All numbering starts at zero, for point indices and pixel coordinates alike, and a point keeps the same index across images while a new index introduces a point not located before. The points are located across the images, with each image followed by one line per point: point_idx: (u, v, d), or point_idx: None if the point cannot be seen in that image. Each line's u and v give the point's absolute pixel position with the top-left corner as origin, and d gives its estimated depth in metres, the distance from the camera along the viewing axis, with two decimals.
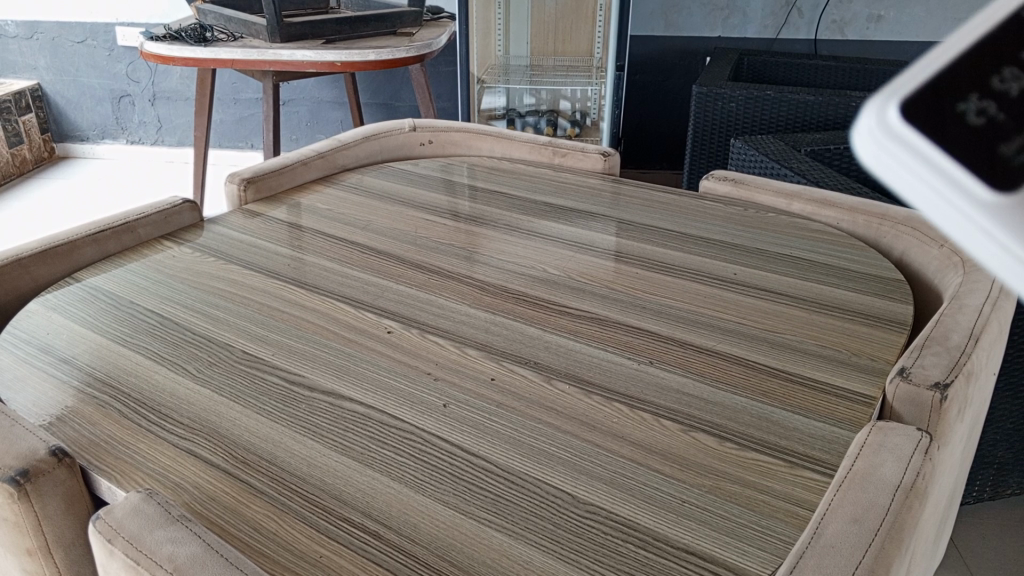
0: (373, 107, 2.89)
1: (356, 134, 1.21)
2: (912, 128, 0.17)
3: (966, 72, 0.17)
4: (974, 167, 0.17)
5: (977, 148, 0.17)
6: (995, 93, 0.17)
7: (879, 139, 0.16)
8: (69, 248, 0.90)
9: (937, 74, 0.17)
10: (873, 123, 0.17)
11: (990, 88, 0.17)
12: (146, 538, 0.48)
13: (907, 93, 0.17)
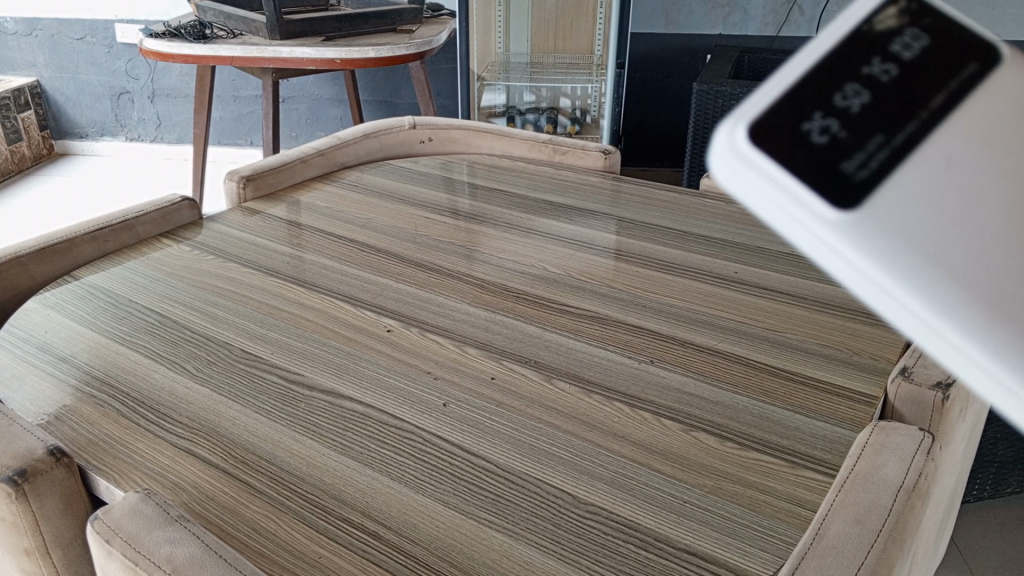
0: (373, 104, 2.88)
1: (355, 131, 1.20)
2: (764, 145, 0.17)
3: (820, 83, 0.18)
4: (823, 182, 0.17)
5: (830, 161, 0.17)
6: (848, 105, 0.18)
7: (732, 162, 0.17)
8: (68, 246, 0.89)
9: (790, 88, 0.18)
10: (724, 145, 0.17)
11: (842, 101, 0.18)
12: (144, 539, 0.48)
13: (757, 110, 0.17)
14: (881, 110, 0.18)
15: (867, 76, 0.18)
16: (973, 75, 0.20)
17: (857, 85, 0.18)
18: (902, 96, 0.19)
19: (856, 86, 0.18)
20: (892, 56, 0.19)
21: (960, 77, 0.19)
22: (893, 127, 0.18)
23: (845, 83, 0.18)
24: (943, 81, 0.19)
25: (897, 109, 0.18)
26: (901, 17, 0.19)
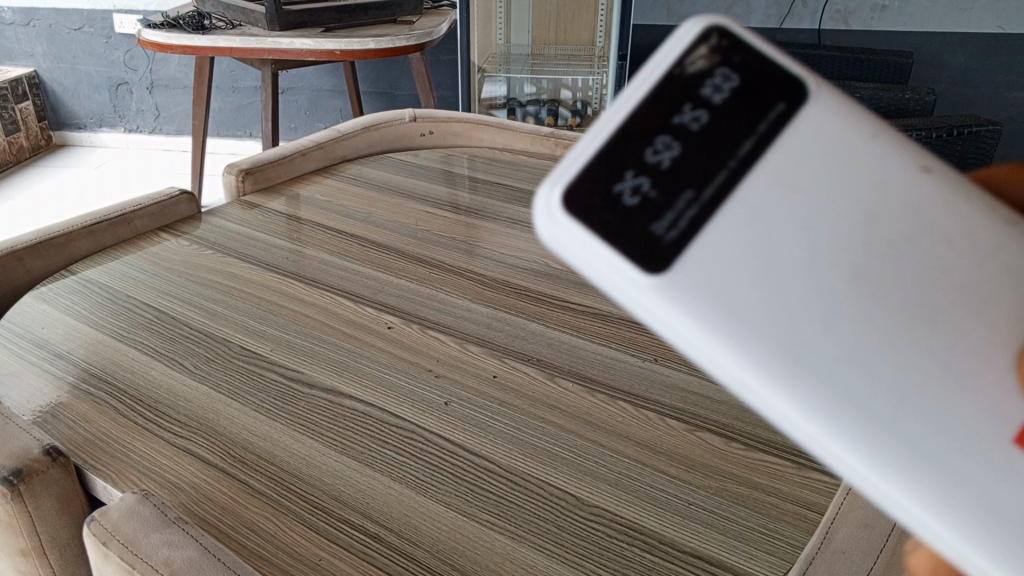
0: (373, 95, 2.87)
1: (355, 124, 1.19)
2: (575, 199, 0.26)
3: (633, 146, 0.27)
4: (628, 233, 0.26)
5: (635, 213, 0.27)
6: (658, 159, 0.27)
7: (548, 217, 0.26)
8: (65, 240, 0.88)
9: (600, 151, 0.26)
10: (545, 205, 0.26)
11: (653, 155, 0.27)
12: (141, 542, 0.47)
13: (569, 176, 0.26)
14: (683, 153, 0.27)
15: (677, 127, 0.27)
16: (774, 112, 0.28)
17: (665, 135, 0.27)
18: (704, 143, 0.27)
19: (668, 136, 0.27)
20: (698, 108, 0.27)
21: (762, 120, 0.28)
22: (692, 176, 0.27)
23: (658, 134, 0.27)
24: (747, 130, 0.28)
25: (697, 151, 0.27)
26: (709, 63, 0.28)
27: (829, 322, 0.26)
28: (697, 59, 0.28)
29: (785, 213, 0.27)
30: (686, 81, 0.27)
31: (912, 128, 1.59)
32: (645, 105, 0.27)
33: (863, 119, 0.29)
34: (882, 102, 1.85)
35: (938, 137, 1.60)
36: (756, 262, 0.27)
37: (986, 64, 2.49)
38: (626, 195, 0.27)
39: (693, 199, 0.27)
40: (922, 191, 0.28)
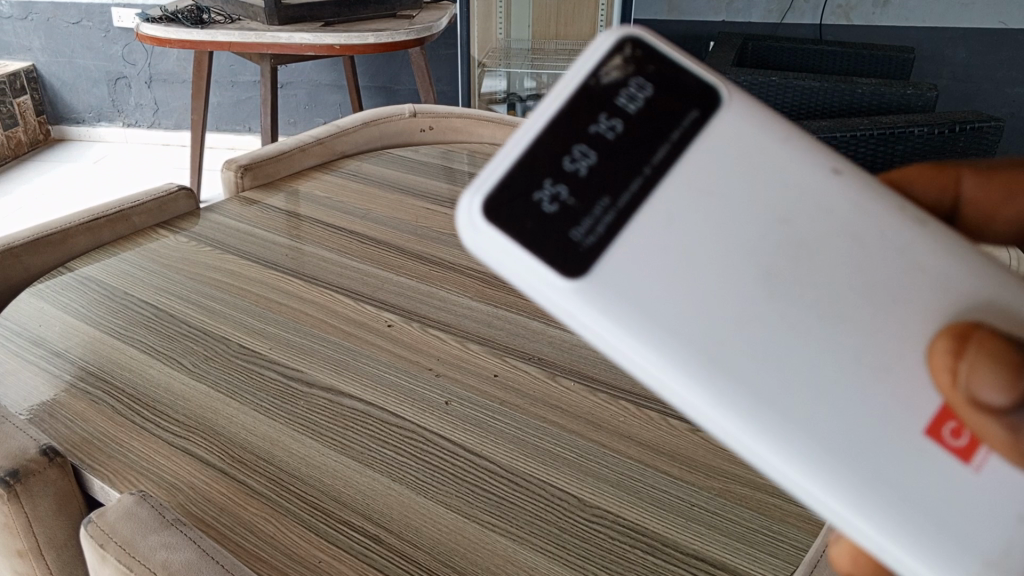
0: (372, 90, 2.86)
1: (354, 120, 1.18)
2: (496, 202, 0.32)
3: (551, 155, 0.33)
4: (542, 230, 0.32)
5: (549, 213, 0.33)
6: (575, 167, 0.33)
7: (470, 219, 0.32)
8: (62, 237, 0.88)
9: (519, 159, 0.33)
10: (468, 209, 0.32)
11: (571, 163, 0.33)
12: (139, 544, 0.47)
13: (490, 183, 0.32)
14: (598, 160, 0.33)
15: (590, 138, 0.33)
16: (688, 119, 0.35)
17: (582, 144, 0.33)
18: (613, 149, 0.34)
19: (584, 146, 0.33)
20: (610, 120, 0.34)
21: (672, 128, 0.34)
22: (602, 179, 0.33)
23: (575, 144, 0.33)
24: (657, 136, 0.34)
25: (611, 158, 0.33)
26: (621, 76, 0.34)
27: (718, 304, 0.32)
28: (610, 78, 0.34)
29: (683, 212, 0.33)
30: (599, 98, 0.34)
31: (914, 124, 1.59)
32: (560, 121, 0.33)
33: (752, 130, 0.35)
34: (883, 97, 1.84)
35: (939, 133, 1.58)
36: (659, 253, 0.32)
37: (987, 59, 2.49)
38: (544, 198, 0.33)
39: (605, 199, 0.33)
40: (801, 193, 0.34)
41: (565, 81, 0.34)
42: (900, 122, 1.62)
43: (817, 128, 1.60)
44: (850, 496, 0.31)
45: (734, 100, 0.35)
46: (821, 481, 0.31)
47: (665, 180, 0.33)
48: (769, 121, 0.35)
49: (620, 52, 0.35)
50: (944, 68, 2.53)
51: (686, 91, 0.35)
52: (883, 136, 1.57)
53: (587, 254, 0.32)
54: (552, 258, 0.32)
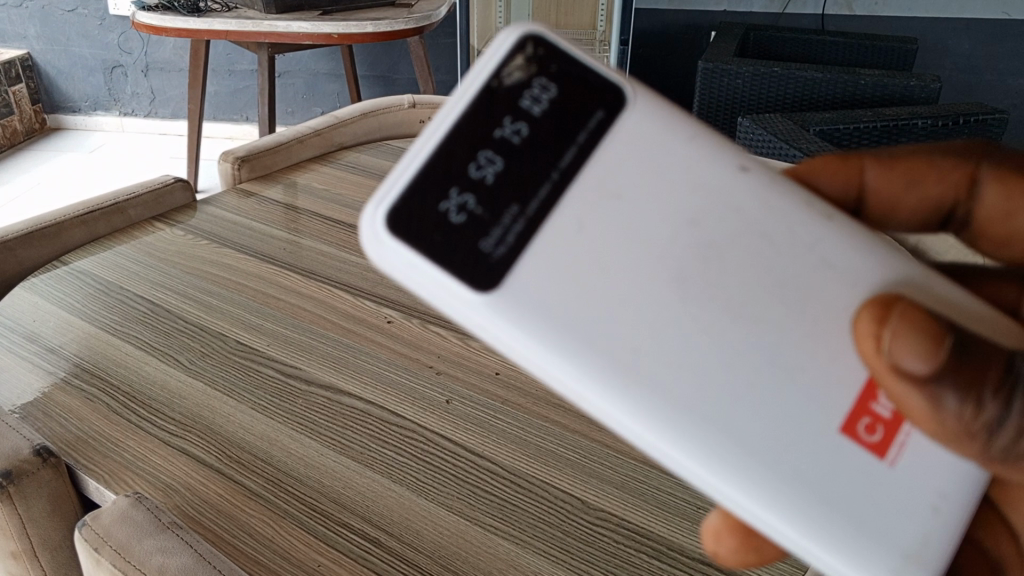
0: (370, 79, 2.84)
1: (352, 110, 1.17)
2: (401, 213, 0.36)
3: (456, 166, 0.37)
4: (448, 236, 0.36)
5: (453, 219, 0.36)
6: (482, 174, 0.37)
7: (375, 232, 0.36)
8: (56, 230, 0.86)
9: (422, 172, 0.36)
10: (372, 221, 0.36)
11: (477, 169, 0.37)
12: (135, 549, 0.46)
13: (393, 196, 0.36)
14: (505, 162, 0.37)
15: (496, 144, 0.37)
16: (594, 119, 0.39)
17: (489, 149, 0.37)
18: (515, 153, 0.37)
19: (490, 152, 0.37)
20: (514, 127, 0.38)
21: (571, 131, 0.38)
22: (508, 182, 0.37)
23: (482, 151, 0.37)
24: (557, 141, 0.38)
25: (514, 162, 0.37)
26: (524, 80, 0.38)
27: (621, 302, 0.37)
28: (513, 80, 0.38)
29: (589, 214, 0.37)
30: (504, 102, 0.38)
31: (917, 115, 1.59)
32: (467, 127, 0.37)
33: (654, 131, 0.39)
34: (885, 88, 1.83)
35: (943, 124, 1.60)
36: (566, 255, 0.37)
37: (991, 50, 2.48)
38: (452, 203, 0.36)
39: (514, 204, 0.37)
40: (691, 192, 0.39)
41: (471, 86, 0.37)
42: (903, 113, 1.62)
43: (817, 120, 1.56)
44: (733, 472, 0.36)
45: (635, 101, 0.40)
46: (705, 459, 0.36)
47: (573, 183, 0.38)
48: (669, 120, 0.40)
49: (521, 51, 0.38)
50: (946, 60, 2.52)
51: (589, 92, 0.39)
52: (886, 128, 1.56)
53: (497, 257, 0.36)
54: (463, 260, 0.36)
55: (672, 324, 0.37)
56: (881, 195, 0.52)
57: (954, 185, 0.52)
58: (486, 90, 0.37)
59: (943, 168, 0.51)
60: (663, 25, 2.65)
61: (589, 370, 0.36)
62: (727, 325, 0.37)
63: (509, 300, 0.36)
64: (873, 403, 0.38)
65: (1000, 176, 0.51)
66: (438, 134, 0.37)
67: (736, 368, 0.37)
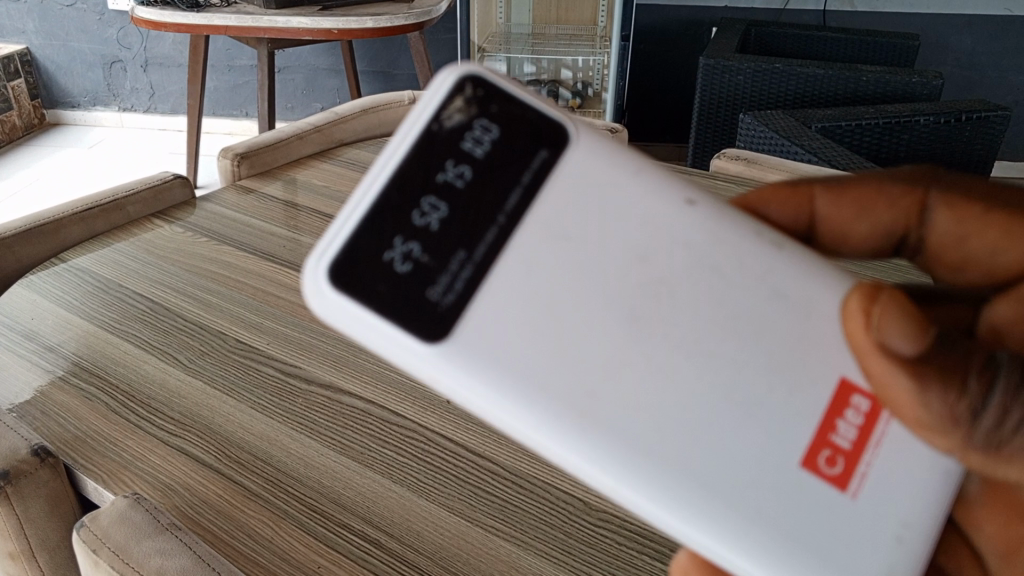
0: (371, 75, 2.83)
1: (352, 107, 1.16)
2: (343, 269, 0.34)
3: (399, 214, 0.34)
4: (395, 289, 0.34)
5: (398, 271, 0.34)
6: (425, 221, 0.34)
7: (317, 292, 0.34)
8: (54, 227, 0.86)
9: (362, 226, 0.34)
10: (314, 279, 0.34)
11: (420, 217, 0.34)
12: (134, 550, 0.45)
13: (333, 254, 0.34)
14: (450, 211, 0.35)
15: (440, 189, 0.35)
16: (539, 159, 0.36)
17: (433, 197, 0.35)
18: (462, 196, 0.35)
19: (433, 198, 0.35)
20: (458, 167, 0.35)
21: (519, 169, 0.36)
22: (455, 228, 0.35)
23: (425, 197, 0.34)
24: (506, 180, 0.35)
25: (461, 206, 0.35)
26: (465, 119, 0.36)
27: (579, 351, 0.35)
28: (453, 122, 0.35)
29: (543, 257, 0.35)
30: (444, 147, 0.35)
31: (919, 112, 1.59)
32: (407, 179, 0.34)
33: (601, 167, 0.37)
34: (887, 85, 1.84)
35: (945, 122, 1.60)
36: (521, 302, 0.35)
37: (992, 47, 2.49)
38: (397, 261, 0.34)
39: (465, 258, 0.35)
40: (648, 230, 0.36)
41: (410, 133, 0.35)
42: (905, 110, 1.61)
43: (819, 117, 1.56)
44: (706, 525, 0.35)
45: (579, 136, 0.37)
46: (675, 512, 0.35)
47: (522, 225, 0.35)
48: (617, 154, 0.38)
49: (461, 92, 0.36)
50: (948, 56, 2.52)
51: (534, 126, 0.37)
52: (889, 125, 1.55)
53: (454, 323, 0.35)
54: (419, 329, 0.34)
55: (634, 375, 0.35)
56: (834, 224, 0.47)
57: (907, 211, 0.46)
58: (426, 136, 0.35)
59: (893, 195, 0.46)
60: (663, 22, 2.64)
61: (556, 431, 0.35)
62: (693, 373, 0.35)
63: (460, 354, 0.34)
64: (836, 433, 0.36)
65: (956, 202, 0.45)
66: (379, 183, 0.34)
67: (704, 419, 0.35)
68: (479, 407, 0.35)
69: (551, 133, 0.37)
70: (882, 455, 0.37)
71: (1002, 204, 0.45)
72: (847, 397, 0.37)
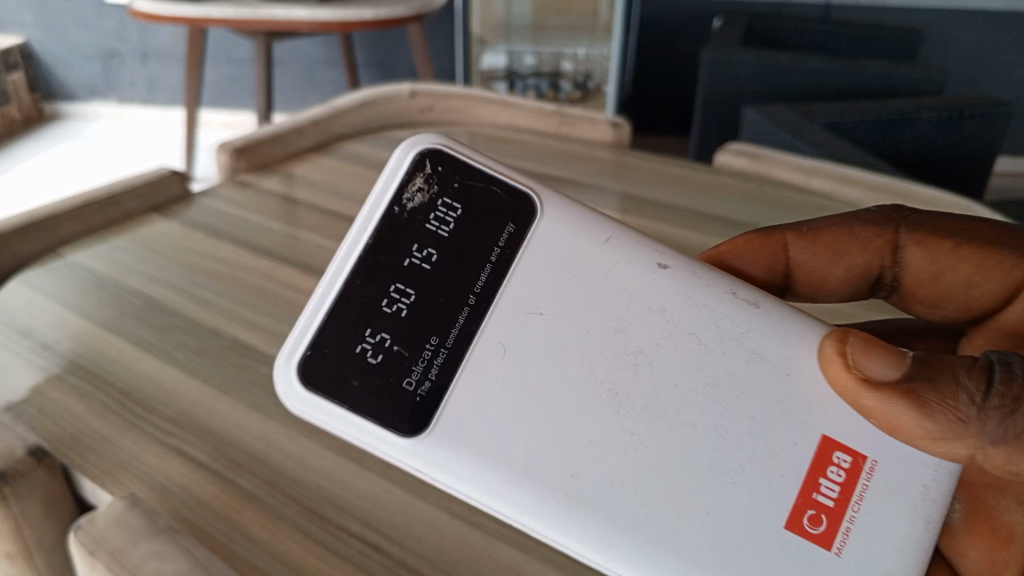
0: (370, 67, 2.82)
1: (351, 100, 1.14)
2: (312, 364, 0.47)
3: (360, 312, 0.47)
4: (360, 370, 0.47)
5: (353, 360, 0.47)
6: (390, 308, 0.47)
7: (291, 389, 0.47)
8: (52, 222, 0.83)
9: (319, 332, 0.47)
10: (285, 382, 0.47)
11: (388, 305, 0.47)
12: (130, 553, 0.45)
13: (296, 359, 0.47)
14: (414, 290, 0.48)
15: (396, 285, 0.47)
16: (490, 238, 0.49)
17: (399, 281, 0.47)
18: (419, 284, 0.48)
19: (396, 289, 0.47)
20: (410, 265, 0.48)
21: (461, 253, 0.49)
22: (414, 311, 0.48)
23: (393, 287, 0.47)
24: (448, 270, 0.48)
25: (417, 291, 0.48)
26: (419, 215, 0.48)
27: (506, 404, 0.47)
28: (413, 215, 0.48)
29: (485, 331, 0.48)
30: (407, 232, 0.48)
31: (922, 108, 1.59)
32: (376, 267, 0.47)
33: (537, 246, 0.50)
34: (890, 80, 1.83)
35: (948, 117, 1.60)
36: (467, 370, 0.48)
37: (992, 41, 2.50)
38: (368, 343, 0.47)
39: (424, 330, 0.48)
40: (557, 303, 0.49)
41: (373, 217, 0.48)
42: (908, 104, 1.61)
43: (822, 112, 1.55)
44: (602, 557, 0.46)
45: (544, 206, 0.51)
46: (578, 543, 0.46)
47: (475, 304, 0.48)
48: (548, 235, 0.50)
49: (418, 181, 0.48)
50: (951, 51, 2.52)
51: (496, 204, 0.50)
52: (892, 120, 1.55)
53: (418, 390, 0.47)
54: (386, 391, 0.47)
55: (546, 426, 0.47)
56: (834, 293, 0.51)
57: (878, 252, 0.58)
58: (386, 220, 0.48)
59: (864, 238, 0.58)
60: (665, 14, 2.64)
61: (484, 470, 0.47)
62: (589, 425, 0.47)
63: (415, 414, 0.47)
64: (818, 493, 0.46)
65: (925, 241, 0.57)
66: (335, 292, 0.47)
67: (595, 465, 0.46)
68: (428, 460, 0.47)
69: (493, 217, 0.50)
70: (864, 510, 0.47)
71: (969, 238, 0.56)
72: (830, 455, 0.47)
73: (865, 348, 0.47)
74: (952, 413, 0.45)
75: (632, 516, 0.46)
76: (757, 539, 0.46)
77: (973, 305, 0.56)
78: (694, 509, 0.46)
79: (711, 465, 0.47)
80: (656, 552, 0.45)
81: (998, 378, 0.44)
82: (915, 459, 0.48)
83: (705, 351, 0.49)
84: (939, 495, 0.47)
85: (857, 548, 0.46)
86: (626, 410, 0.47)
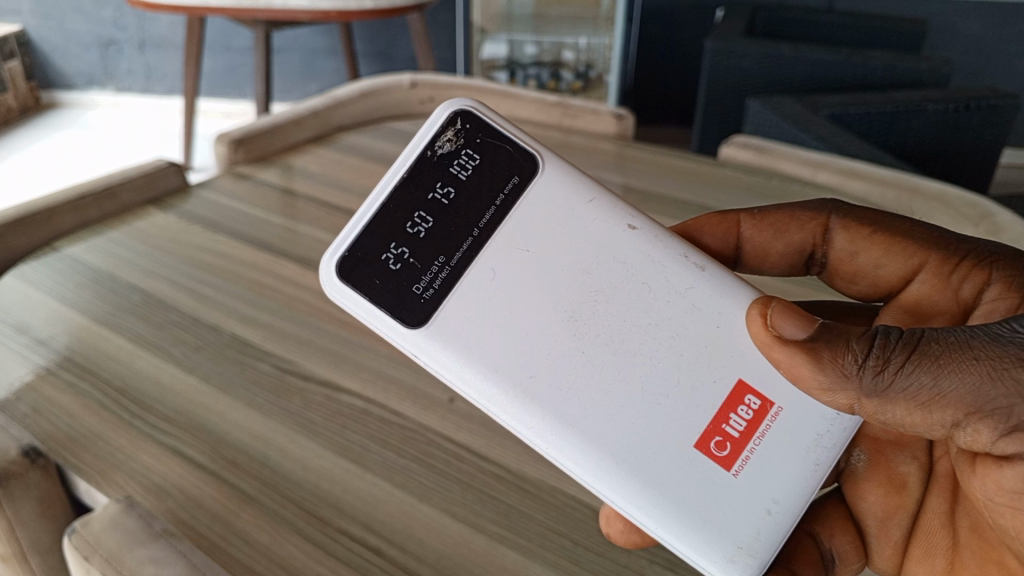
0: (369, 56, 2.80)
1: (350, 91, 1.13)
2: (348, 264, 0.50)
3: (390, 228, 0.51)
4: (385, 277, 0.51)
5: (383, 269, 0.51)
6: (414, 231, 0.51)
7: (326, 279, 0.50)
8: (46, 217, 0.82)
9: (359, 238, 0.51)
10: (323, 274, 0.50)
11: (412, 228, 0.51)
12: (126, 558, 0.44)
13: (337, 256, 0.50)
14: (434, 218, 0.51)
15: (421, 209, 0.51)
16: (510, 185, 0.51)
17: (422, 209, 0.51)
18: (439, 213, 0.51)
19: (420, 218, 0.51)
20: (434, 198, 0.51)
21: (481, 194, 0.51)
22: (433, 236, 0.50)
23: (416, 215, 0.51)
24: (468, 204, 0.51)
25: (436, 222, 0.51)
26: (444, 159, 0.51)
27: (510, 322, 0.49)
28: (441, 159, 0.51)
29: (495, 257, 0.50)
30: (433, 171, 0.51)
31: (928, 100, 1.57)
32: (406, 194, 0.51)
33: (556, 192, 0.52)
34: (896, 71, 1.81)
35: (954, 109, 1.58)
36: (475, 289, 0.50)
37: (998, 33, 2.48)
38: (391, 253, 0.51)
39: (436, 249, 0.50)
40: (567, 238, 0.51)
41: (406, 160, 0.51)
42: (915, 96, 1.59)
43: (829, 104, 1.54)
44: (584, 461, 0.47)
45: (547, 164, 0.52)
46: (565, 448, 0.47)
47: (487, 237, 0.50)
48: (568, 185, 0.52)
49: (451, 130, 0.52)
50: (956, 41, 2.52)
51: (511, 159, 0.52)
52: (898, 112, 1.53)
53: (424, 293, 0.50)
54: (399, 293, 0.50)
55: (544, 344, 0.49)
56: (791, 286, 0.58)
57: (814, 233, 0.59)
58: (419, 162, 0.51)
59: (801, 219, 0.58)
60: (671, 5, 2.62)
61: (460, 363, 0.49)
62: (585, 342, 0.49)
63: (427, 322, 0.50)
64: (726, 424, 0.48)
65: (850, 225, 0.57)
66: (373, 209, 0.50)
67: (589, 376, 0.48)
68: (437, 364, 0.49)
69: (515, 167, 0.52)
70: (766, 444, 0.48)
71: (884, 226, 0.56)
72: (741, 396, 0.49)
73: (784, 310, 0.47)
74: (840, 369, 0.44)
75: (581, 416, 0.48)
76: (675, 459, 0.47)
77: (881, 284, 0.57)
78: (630, 420, 0.48)
79: (654, 389, 0.48)
80: (592, 448, 0.47)
81: (878, 340, 0.43)
82: (814, 410, 0.49)
83: (676, 293, 0.50)
84: (833, 444, 0.48)
85: (755, 477, 0.47)
86: (587, 332, 0.49)
